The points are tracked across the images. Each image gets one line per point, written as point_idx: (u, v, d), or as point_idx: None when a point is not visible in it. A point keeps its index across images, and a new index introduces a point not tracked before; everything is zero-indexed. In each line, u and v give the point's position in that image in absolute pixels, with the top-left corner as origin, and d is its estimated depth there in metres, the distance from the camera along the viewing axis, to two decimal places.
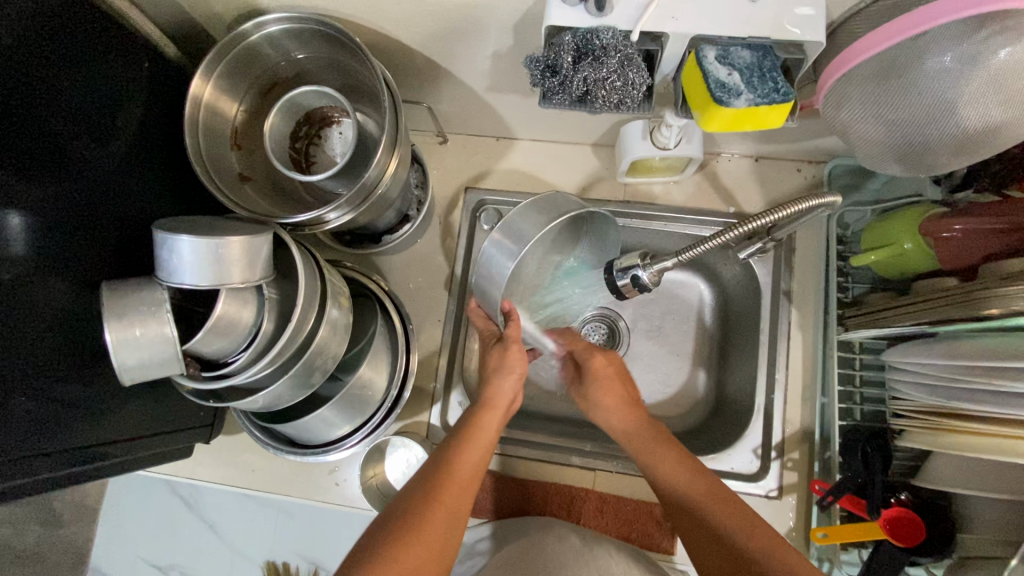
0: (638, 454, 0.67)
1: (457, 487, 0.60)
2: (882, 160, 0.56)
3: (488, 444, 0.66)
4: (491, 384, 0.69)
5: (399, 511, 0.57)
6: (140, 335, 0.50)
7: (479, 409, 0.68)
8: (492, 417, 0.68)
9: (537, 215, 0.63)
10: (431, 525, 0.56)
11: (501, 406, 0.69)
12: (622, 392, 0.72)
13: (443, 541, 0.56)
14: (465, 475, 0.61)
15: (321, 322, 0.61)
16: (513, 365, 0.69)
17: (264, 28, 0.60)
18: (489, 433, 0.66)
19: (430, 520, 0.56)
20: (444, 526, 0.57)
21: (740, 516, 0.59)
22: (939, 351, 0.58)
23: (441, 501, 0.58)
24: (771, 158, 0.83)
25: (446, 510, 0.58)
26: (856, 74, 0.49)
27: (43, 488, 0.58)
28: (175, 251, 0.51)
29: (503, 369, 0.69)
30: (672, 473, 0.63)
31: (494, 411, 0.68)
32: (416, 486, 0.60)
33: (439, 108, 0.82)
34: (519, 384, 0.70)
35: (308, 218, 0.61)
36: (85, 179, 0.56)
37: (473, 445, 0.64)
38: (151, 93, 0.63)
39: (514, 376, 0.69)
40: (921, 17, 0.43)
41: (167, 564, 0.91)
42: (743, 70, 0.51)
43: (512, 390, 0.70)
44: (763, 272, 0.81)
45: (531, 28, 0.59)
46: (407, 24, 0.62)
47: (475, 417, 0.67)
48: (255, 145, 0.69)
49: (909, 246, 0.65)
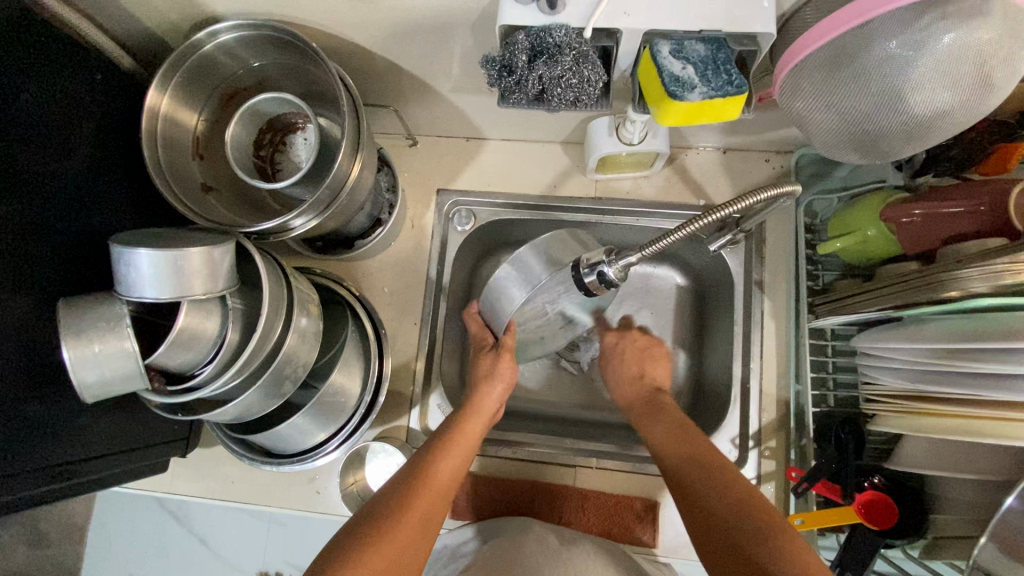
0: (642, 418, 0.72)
1: (437, 490, 0.61)
2: (840, 150, 0.56)
3: (469, 451, 0.67)
4: (479, 391, 0.71)
5: (373, 513, 0.57)
6: (99, 351, 0.49)
7: (464, 416, 0.69)
8: (476, 423, 0.69)
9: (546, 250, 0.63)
10: (406, 523, 0.56)
11: (484, 415, 0.70)
12: (637, 366, 0.80)
13: (415, 541, 0.56)
14: (444, 480, 0.62)
15: (288, 331, 0.60)
16: (504, 375, 0.72)
17: (218, 37, 0.59)
18: (472, 440, 0.68)
19: (406, 520, 0.56)
20: (419, 526, 0.57)
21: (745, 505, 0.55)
22: (906, 335, 0.59)
23: (419, 501, 0.59)
24: (739, 150, 0.83)
25: (422, 512, 0.58)
26: (808, 64, 0.49)
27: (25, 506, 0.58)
28: (133, 264, 0.50)
29: (495, 376, 0.72)
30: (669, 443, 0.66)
31: (478, 418, 0.70)
32: (393, 488, 0.60)
33: (407, 111, 0.81)
34: (506, 391, 0.73)
35: (273, 227, 0.60)
36: (40, 196, 0.55)
37: (455, 450, 0.65)
38: (107, 106, 0.63)
39: (502, 384, 0.72)
40: (852, 13, 0.44)
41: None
42: (698, 63, 0.51)
43: (497, 400, 0.72)
44: (735, 263, 0.81)
45: (488, 28, 0.59)
46: (365, 28, 0.62)
47: (460, 423, 0.68)
48: (218, 155, 0.68)
49: (872, 233, 0.65)
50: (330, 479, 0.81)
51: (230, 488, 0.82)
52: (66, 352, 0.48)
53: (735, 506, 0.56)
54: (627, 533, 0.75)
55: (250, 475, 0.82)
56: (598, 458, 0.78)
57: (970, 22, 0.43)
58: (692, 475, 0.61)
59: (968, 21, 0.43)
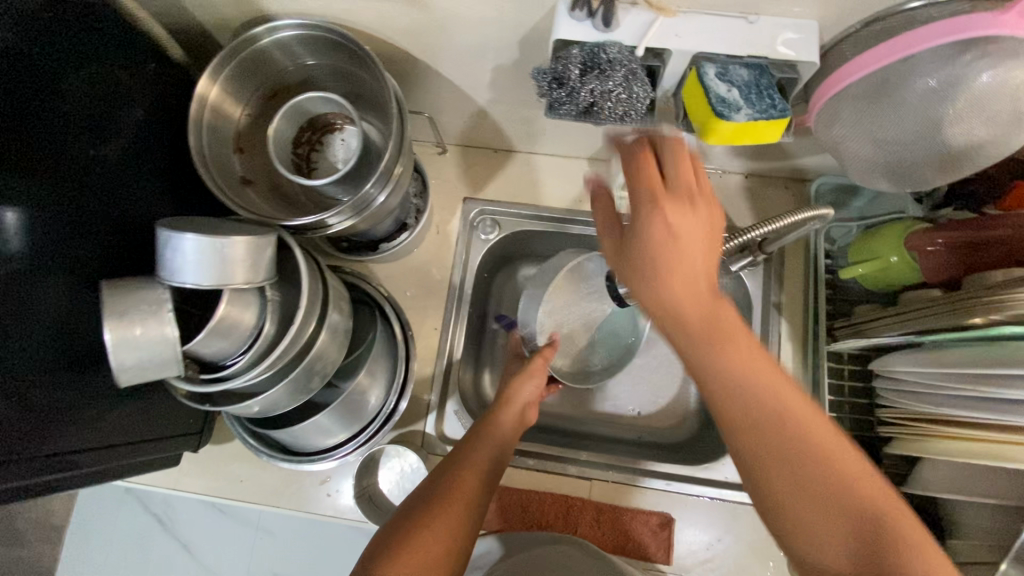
0: (719, 342, 0.49)
1: (478, 475, 0.64)
2: (874, 176, 0.59)
3: (508, 437, 0.69)
4: (511, 385, 0.75)
5: (421, 499, 0.60)
6: (140, 335, 0.49)
7: (498, 406, 0.73)
8: (510, 412, 0.72)
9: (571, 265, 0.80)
10: (453, 504, 0.60)
11: (518, 405, 0.73)
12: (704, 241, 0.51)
13: (464, 520, 0.59)
14: (483, 465, 0.65)
15: (322, 327, 0.61)
16: (537, 373, 0.76)
17: (276, 33, 0.60)
18: (507, 428, 0.70)
19: (452, 502, 0.60)
20: (466, 506, 0.60)
21: (842, 498, 0.45)
22: (926, 360, 0.60)
23: (463, 484, 0.62)
24: (760, 176, 0.86)
25: (467, 492, 0.61)
26: (847, 92, 0.52)
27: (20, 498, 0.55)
28: (179, 249, 0.51)
29: (525, 373, 0.75)
30: (749, 376, 0.48)
31: (511, 406, 0.72)
32: (438, 475, 0.64)
33: (441, 119, 0.83)
34: (539, 388, 0.76)
35: (310, 222, 0.61)
36: (82, 179, 0.56)
37: (492, 436, 0.68)
38: (153, 96, 0.64)
39: (535, 380, 0.75)
40: (906, 42, 0.47)
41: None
42: (742, 87, 0.53)
43: (532, 394, 0.75)
44: (753, 285, 0.83)
45: (537, 41, 0.61)
46: (414, 35, 0.63)
47: (494, 413, 0.71)
48: (258, 149, 0.69)
49: (895, 259, 0.67)
50: (342, 482, 0.80)
51: (238, 487, 0.81)
52: (109, 334, 0.48)
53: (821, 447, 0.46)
54: (640, 549, 0.75)
55: (259, 475, 0.81)
56: (614, 472, 0.78)
57: (1009, 61, 0.45)
58: (762, 404, 0.47)
59: (1008, 60, 0.45)
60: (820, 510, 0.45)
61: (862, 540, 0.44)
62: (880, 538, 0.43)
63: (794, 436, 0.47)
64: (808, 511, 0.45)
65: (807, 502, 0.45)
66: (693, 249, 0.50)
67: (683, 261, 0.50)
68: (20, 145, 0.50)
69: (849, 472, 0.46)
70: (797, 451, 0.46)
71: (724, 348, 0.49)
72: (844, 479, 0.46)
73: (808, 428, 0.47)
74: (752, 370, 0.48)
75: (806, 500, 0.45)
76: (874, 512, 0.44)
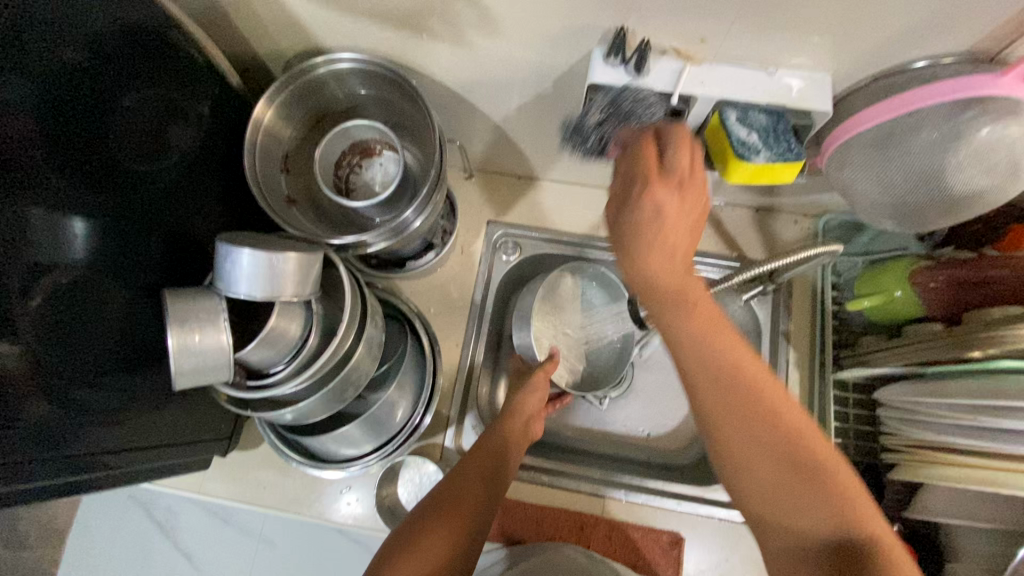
0: (687, 302, 0.49)
1: (484, 486, 0.65)
2: (881, 217, 0.64)
3: (513, 448, 0.72)
4: (515, 399, 0.77)
5: (431, 506, 0.63)
6: (199, 342, 0.52)
7: (504, 417, 0.75)
8: (515, 423, 0.75)
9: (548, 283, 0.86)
10: (461, 512, 0.62)
11: (521, 419, 0.75)
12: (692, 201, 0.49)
13: (471, 528, 0.61)
14: (490, 474, 0.67)
15: (360, 340, 0.64)
16: (540, 386, 0.78)
17: (331, 66, 0.65)
18: (513, 441, 0.72)
19: (460, 510, 0.62)
20: (472, 515, 0.62)
21: (791, 456, 0.47)
22: (929, 390, 0.64)
23: (470, 494, 0.64)
24: (771, 210, 0.90)
25: (473, 501, 0.63)
26: (858, 139, 0.58)
27: (61, 493, 0.58)
28: (236, 263, 0.54)
29: (530, 386, 0.78)
30: (714, 349, 0.49)
31: (518, 420, 0.75)
32: (447, 484, 0.66)
33: (470, 147, 0.87)
34: (541, 401, 0.78)
35: (352, 241, 0.65)
36: (138, 191, 0.59)
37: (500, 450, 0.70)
38: (210, 116, 0.68)
39: (539, 393, 0.78)
40: (905, 100, 0.52)
41: None
42: (761, 131, 0.58)
43: (535, 407, 0.77)
44: (763, 313, 0.87)
45: (571, 81, 0.66)
46: (457, 73, 0.68)
47: (500, 425, 0.74)
48: (302, 170, 0.73)
49: (898, 294, 0.71)
50: (363, 492, 0.82)
51: (259, 493, 0.83)
52: (172, 340, 0.51)
53: (771, 411, 0.48)
54: (650, 566, 0.78)
55: (281, 482, 0.83)
56: (627, 490, 0.81)
57: (1006, 119, 0.50)
58: (721, 374, 0.48)
59: (1005, 118, 0.50)
60: (778, 472, 0.47)
61: (806, 492, 0.46)
62: (823, 491, 0.46)
63: (748, 401, 0.48)
64: (763, 473, 0.47)
65: (763, 460, 0.47)
66: (681, 217, 0.48)
67: (671, 226, 0.48)
68: (81, 161, 0.53)
69: (800, 433, 0.47)
70: (756, 421, 0.47)
71: (691, 312, 0.49)
72: (800, 448, 0.47)
73: (764, 392, 0.48)
74: (717, 343, 0.49)
75: (755, 455, 0.47)
76: (830, 477, 0.46)
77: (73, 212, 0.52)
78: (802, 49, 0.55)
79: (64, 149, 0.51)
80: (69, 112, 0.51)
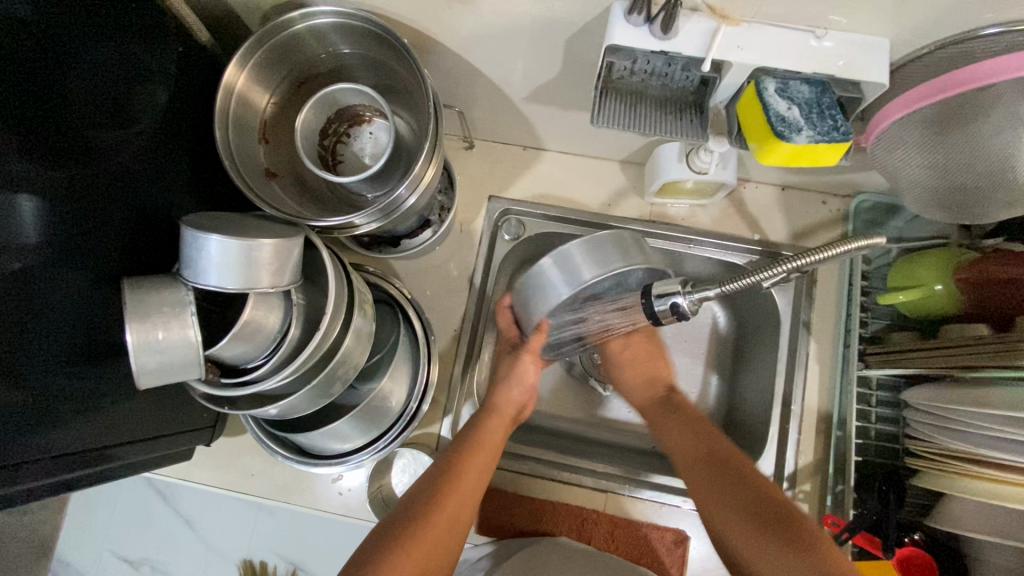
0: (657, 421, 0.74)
1: (460, 496, 0.62)
2: (930, 203, 0.58)
3: (496, 449, 0.68)
4: (498, 391, 0.73)
5: (403, 517, 0.59)
6: (162, 339, 0.47)
7: (485, 415, 0.71)
8: (497, 422, 0.70)
9: (597, 251, 0.59)
10: (433, 528, 0.58)
11: (506, 413, 0.71)
12: (649, 369, 0.79)
13: (441, 545, 0.58)
14: (468, 483, 0.63)
15: (346, 331, 0.58)
16: (524, 376, 0.74)
17: (310, 21, 0.57)
18: (494, 441, 0.68)
19: (432, 525, 0.58)
20: (445, 532, 0.59)
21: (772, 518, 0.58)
22: (967, 397, 0.58)
23: (446, 506, 0.60)
24: (798, 189, 0.83)
25: (446, 516, 0.60)
26: (914, 117, 0.50)
27: (40, 494, 0.54)
28: (203, 250, 0.48)
29: (512, 377, 0.74)
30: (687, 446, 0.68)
31: (499, 419, 0.71)
32: (421, 489, 0.62)
33: (471, 114, 0.80)
34: (526, 392, 0.75)
35: (338, 224, 0.58)
36: (101, 166, 0.52)
37: (480, 452, 0.66)
38: (179, 78, 0.61)
39: (524, 382, 0.74)
40: (972, 75, 0.45)
41: (139, 559, 0.89)
42: (803, 105, 0.50)
43: (518, 401, 0.74)
44: (784, 301, 0.79)
45: (587, 41, 0.58)
46: (457, 31, 0.60)
47: (481, 423, 0.69)
48: (283, 140, 0.66)
49: (939, 288, 0.65)
50: (355, 482, 0.79)
51: (248, 481, 0.80)
52: (129, 336, 0.46)
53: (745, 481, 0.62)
54: (653, 564, 0.75)
55: (271, 469, 0.80)
56: (630, 485, 0.77)
57: None
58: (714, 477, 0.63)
59: None
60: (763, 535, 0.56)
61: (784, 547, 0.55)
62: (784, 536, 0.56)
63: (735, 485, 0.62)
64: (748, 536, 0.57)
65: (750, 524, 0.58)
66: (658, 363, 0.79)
67: (648, 364, 0.79)
68: (34, 129, 0.47)
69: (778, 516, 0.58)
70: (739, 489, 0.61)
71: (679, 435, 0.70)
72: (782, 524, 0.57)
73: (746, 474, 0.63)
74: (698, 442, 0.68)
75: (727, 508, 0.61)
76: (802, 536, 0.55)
77: (20, 190, 0.46)
78: (861, 11, 0.47)
79: (16, 116, 0.45)
80: (19, 76, 0.45)
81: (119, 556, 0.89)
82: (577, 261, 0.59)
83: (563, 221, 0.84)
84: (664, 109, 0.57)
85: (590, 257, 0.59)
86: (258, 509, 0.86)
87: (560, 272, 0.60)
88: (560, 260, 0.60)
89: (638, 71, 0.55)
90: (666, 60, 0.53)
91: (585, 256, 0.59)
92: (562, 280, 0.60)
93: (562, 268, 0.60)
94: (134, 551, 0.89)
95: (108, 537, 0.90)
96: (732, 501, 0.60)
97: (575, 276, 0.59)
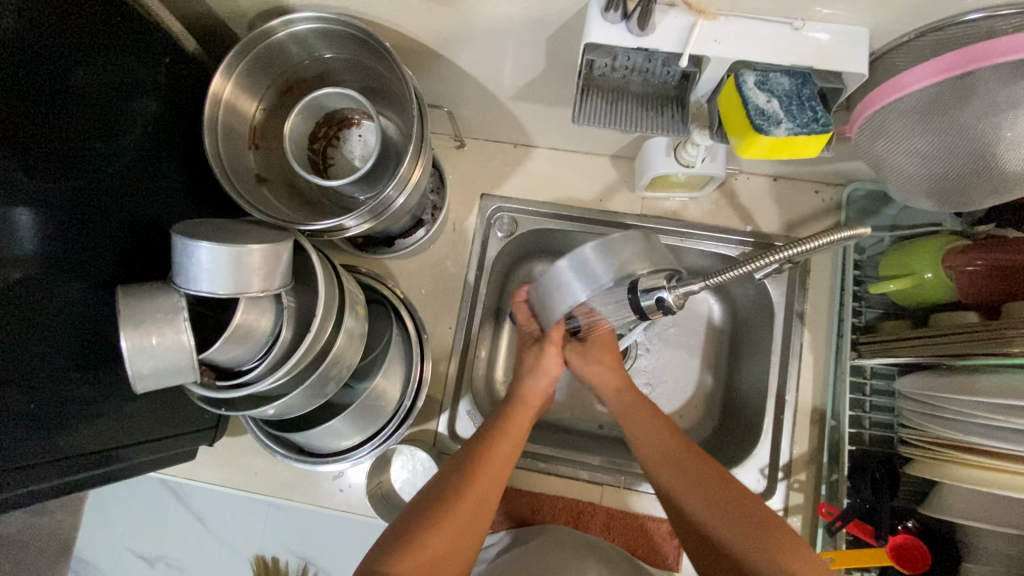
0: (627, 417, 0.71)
1: (487, 481, 0.62)
2: (918, 191, 0.57)
3: (522, 435, 0.68)
4: (525, 382, 0.72)
5: (429, 503, 0.59)
6: (156, 343, 0.48)
7: (512, 404, 0.71)
8: (523, 412, 0.70)
9: (618, 250, 0.56)
10: (460, 511, 0.59)
11: (530, 405, 0.71)
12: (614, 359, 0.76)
13: (469, 528, 0.59)
14: (494, 469, 0.63)
15: (337, 331, 0.59)
16: (548, 367, 0.72)
17: (292, 27, 0.58)
18: (520, 428, 0.68)
19: (456, 510, 0.59)
20: (472, 516, 0.59)
21: (749, 516, 0.59)
22: (957, 386, 0.58)
23: (471, 490, 0.61)
24: (790, 179, 0.83)
25: (472, 502, 0.60)
26: (894, 107, 0.50)
27: (50, 495, 0.56)
28: (194, 258, 0.49)
29: (539, 368, 0.72)
30: (646, 442, 0.67)
31: (526, 409, 0.71)
32: (447, 474, 0.63)
33: (460, 113, 0.80)
34: (551, 383, 0.73)
35: (328, 227, 0.59)
36: (96, 176, 0.54)
37: (503, 439, 0.66)
38: (168, 87, 0.62)
39: (549, 373, 0.73)
40: (975, 54, 0.44)
41: (154, 556, 0.92)
42: (782, 97, 0.50)
43: (543, 391, 0.73)
44: (776, 293, 0.80)
45: (568, 37, 0.58)
46: (438, 30, 0.60)
47: (507, 412, 0.70)
48: (273, 145, 0.67)
49: (930, 276, 0.65)
50: (357, 478, 0.81)
51: (254, 479, 0.82)
52: (123, 341, 0.47)
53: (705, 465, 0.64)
54: (651, 555, 0.76)
55: (274, 467, 0.82)
56: (625, 477, 0.78)
57: None
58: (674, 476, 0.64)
59: None
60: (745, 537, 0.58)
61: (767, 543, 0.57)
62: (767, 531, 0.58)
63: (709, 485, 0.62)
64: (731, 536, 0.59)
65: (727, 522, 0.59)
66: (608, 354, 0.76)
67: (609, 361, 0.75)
68: (34, 142, 0.49)
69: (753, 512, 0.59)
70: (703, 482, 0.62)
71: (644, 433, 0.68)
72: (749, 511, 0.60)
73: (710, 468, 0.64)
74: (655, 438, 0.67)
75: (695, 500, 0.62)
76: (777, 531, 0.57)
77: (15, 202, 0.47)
78: (840, 3, 0.47)
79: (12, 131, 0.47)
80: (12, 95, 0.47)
81: (135, 553, 0.92)
82: (595, 263, 0.56)
83: (556, 217, 0.85)
84: (647, 105, 0.57)
85: (607, 260, 0.56)
86: (265, 508, 0.88)
87: (577, 274, 0.57)
88: (577, 261, 0.57)
89: (619, 67, 0.56)
90: (648, 55, 0.53)
91: (602, 257, 0.56)
92: (581, 283, 0.57)
93: (579, 270, 0.57)
94: (148, 548, 0.92)
95: (122, 534, 0.92)
96: (708, 493, 0.61)
97: (593, 278, 0.56)
